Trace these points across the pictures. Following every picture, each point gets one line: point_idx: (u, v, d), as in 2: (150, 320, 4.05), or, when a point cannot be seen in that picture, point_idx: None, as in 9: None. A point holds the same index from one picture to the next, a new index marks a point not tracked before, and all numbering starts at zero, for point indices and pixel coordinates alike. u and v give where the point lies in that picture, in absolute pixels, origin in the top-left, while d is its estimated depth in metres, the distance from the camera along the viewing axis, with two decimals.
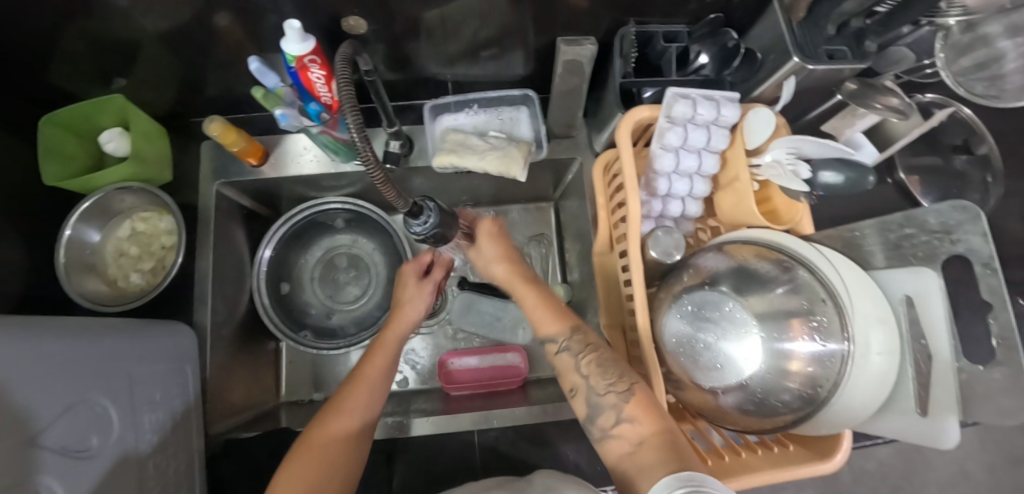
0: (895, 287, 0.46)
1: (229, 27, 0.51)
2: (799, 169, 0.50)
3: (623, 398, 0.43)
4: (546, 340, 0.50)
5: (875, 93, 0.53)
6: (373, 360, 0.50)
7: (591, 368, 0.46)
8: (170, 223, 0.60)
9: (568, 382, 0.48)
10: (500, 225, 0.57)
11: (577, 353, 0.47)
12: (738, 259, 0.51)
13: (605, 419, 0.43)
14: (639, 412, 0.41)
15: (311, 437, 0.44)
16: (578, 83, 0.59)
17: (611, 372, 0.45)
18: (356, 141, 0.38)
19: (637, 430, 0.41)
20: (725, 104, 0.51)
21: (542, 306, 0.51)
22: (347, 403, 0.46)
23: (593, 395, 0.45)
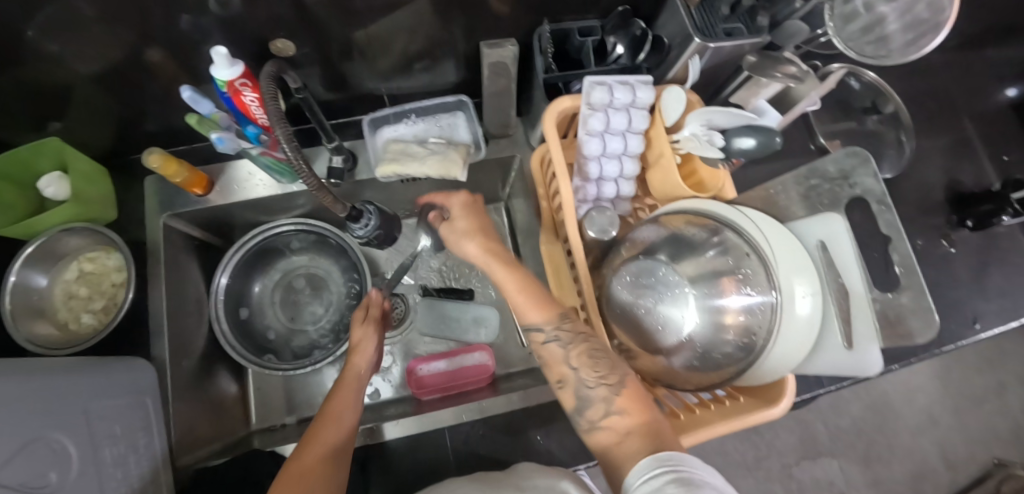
0: (808, 233, 0.49)
1: (161, 62, 0.53)
2: (713, 138, 0.53)
3: (614, 391, 0.44)
4: (530, 328, 0.48)
5: (774, 64, 0.57)
6: (341, 399, 0.52)
7: (581, 362, 0.46)
8: (119, 260, 0.60)
9: (556, 374, 0.47)
10: (475, 203, 0.57)
11: (567, 346, 0.46)
12: (671, 229, 0.54)
13: (594, 411, 0.44)
14: (629, 405, 0.43)
15: (286, 481, 0.42)
16: (506, 83, 0.63)
17: (601, 364, 0.45)
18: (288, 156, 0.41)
19: (626, 422, 0.42)
20: (640, 87, 0.55)
21: (529, 296, 0.48)
22: (319, 435, 0.47)
23: (583, 388, 0.45)
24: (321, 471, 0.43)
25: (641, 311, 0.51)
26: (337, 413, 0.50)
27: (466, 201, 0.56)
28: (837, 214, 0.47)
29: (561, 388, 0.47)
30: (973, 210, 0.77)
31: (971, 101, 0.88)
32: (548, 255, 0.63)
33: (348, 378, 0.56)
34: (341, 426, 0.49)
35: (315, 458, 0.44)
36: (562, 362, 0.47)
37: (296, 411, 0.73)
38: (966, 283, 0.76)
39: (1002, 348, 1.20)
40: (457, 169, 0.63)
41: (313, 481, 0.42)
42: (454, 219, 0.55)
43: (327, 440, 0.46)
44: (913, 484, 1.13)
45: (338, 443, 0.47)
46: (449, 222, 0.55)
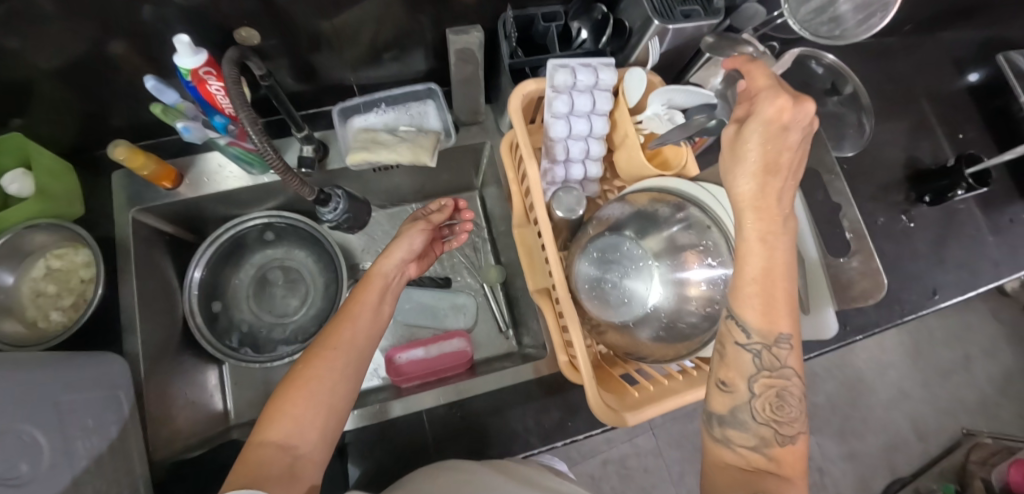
0: (762, 206, 0.52)
1: (125, 53, 0.53)
2: (673, 116, 0.56)
3: (778, 440, 0.41)
4: (738, 323, 0.41)
5: (732, 45, 0.59)
6: (361, 300, 0.54)
7: (764, 394, 0.42)
8: (88, 256, 0.60)
9: (725, 375, 0.43)
10: (799, 109, 0.34)
11: (762, 365, 0.41)
12: (637, 206, 0.55)
13: (743, 438, 0.42)
14: (783, 455, 0.41)
15: (302, 372, 0.45)
16: (473, 70, 0.64)
17: (787, 412, 0.41)
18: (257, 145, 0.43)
19: (773, 466, 0.40)
20: (603, 69, 0.56)
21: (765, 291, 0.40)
22: (337, 332, 0.50)
23: (744, 411, 0.42)
24: (336, 367, 0.47)
25: (608, 285, 0.53)
26: (355, 313, 0.52)
27: (775, 116, 0.34)
28: (789, 187, 0.49)
29: (722, 390, 0.43)
30: (930, 186, 0.80)
31: (926, 83, 0.91)
32: (520, 238, 0.65)
33: (373, 279, 0.56)
34: (357, 327, 0.51)
35: (331, 353, 0.47)
36: (745, 374, 0.42)
37: None
38: (923, 256, 0.80)
39: (966, 323, 1.25)
40: (428, 154, 0.64)
41: (323, 377, 0.45)
42: (753, 119, 0.35)
43: (344, 338, 0.49)
44: (886, 455, 1.17)
45: (354, 342, 0.50)
46: (749, 125, 0.35)
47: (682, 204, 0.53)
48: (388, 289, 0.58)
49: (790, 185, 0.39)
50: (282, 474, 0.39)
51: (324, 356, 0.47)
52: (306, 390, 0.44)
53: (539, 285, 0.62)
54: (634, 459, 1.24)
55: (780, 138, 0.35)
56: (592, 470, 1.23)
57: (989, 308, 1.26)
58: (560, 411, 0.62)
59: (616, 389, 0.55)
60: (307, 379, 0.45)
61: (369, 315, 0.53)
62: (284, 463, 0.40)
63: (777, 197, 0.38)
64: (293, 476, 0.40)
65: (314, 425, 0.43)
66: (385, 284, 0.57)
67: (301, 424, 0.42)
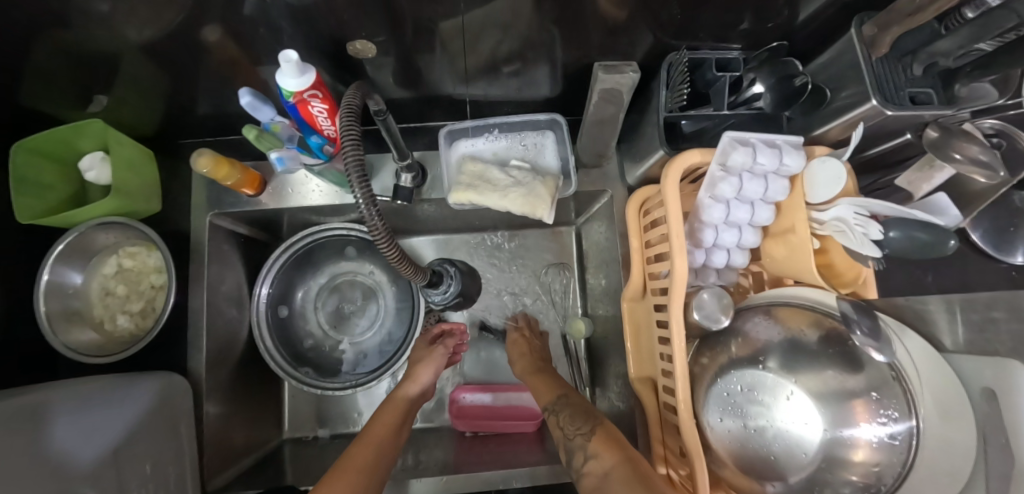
0: (971, 376, 0.41)
1: (220, 42, 0.45)
2: (871, 231, 0.43)
3: (587, 437, 0.45)
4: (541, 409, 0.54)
5: (953, 140, 0.45)
6: (381, 428, 0.49)
7: (570, 420, 0.48)
8: (160, 260, 0.55)
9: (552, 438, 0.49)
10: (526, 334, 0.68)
11: (552, 407, 0.52)
12: (792, 330, 0.45)
13: (578, 459, 0.44)
14: (602, 448, 0.42)
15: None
16: (614, 112, 0.53)
17: (581, 420, 0.47)
18: (354, 195, 0.32)
19: (603, 464, 0.41)
20: (788, 151, 0.45)
21: (540, 378, 0.58)
22: (353, 457, 0.44)
23: (569, 442, 0.46)
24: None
25: (751, 434, 0.42)
26: (376, 436, 0.48)
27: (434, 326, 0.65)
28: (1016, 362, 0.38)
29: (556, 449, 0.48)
30: None
31: None
32: (630, 313, 0.57)
33: (397, 399, 0.54)
34: (378, 450, 0.46)
35: (348, 476, 0.41)
36: (553, 425, 0.50)
37: (329, 425, 0.69)
38: None
39: None
40: (545, 208, 0.54)
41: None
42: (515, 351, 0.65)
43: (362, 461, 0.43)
44: None
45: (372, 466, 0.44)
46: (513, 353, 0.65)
47: (880, 338, 0.41)
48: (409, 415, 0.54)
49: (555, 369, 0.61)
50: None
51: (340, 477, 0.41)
52: None
53: (642, 372, 0.56)
54: None
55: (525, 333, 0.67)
56: None
57: None
58: None
59: None
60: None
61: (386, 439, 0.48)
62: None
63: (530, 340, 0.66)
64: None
65: None
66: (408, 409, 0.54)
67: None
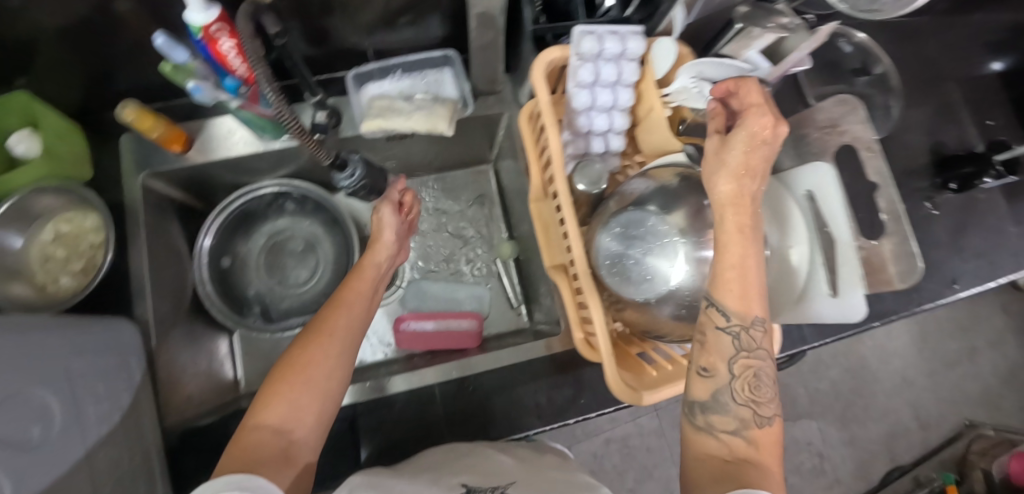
0: (797, 184, 0.50)
1: (131, 12, 0.50)
2: (704, 89, 0.54)
3: (760, 421, 0.38)
4: (715, 304, 0.39)
5: (768, 14, 0.56)
6: (355, 290, 0.51)
7: (745, 375, 0.39)
8: (97, 220, 0.59)
9: (705, 361, 0.40)
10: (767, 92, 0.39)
11: (742, 346, 0.39)
12: (660, 181, 0.53)
13: (722, 420, 0.38)
14: (761, 437, 0.38)
15: (295, 359, 0.43)
16: (494, 37, 0.60)
17: (763, 395, 0.39)
18: (272, 102, 0.40)
19: (751, 450, 0.37)
20: (631, 37, 0.54)
21: (746, 292, 0.38)
22: (330, 321, 0.47)
23: (725, 394, 0.39)
24: (325, 357, 0.44)
25: (630, 262, 0.49)
26: (348, 298, 0.50)
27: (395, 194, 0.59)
28: (824, 163, 0.47)
29: (702, 375, 0.40)
30: (956, 172, 0.78)
31: (962, 66, 0.87)
32: (537, 212, 0.63)
33: (365, 268, 0.54)
34: (352, 316, 0.49)
35: (325, 339, 0.45)
36: (724, 355, 0.39)
37: None
38: (942, 245, 0.78)
39: (979, 315, 1.24)
40: (444, 123, 0.62)
41: (319, 362, 0.43)
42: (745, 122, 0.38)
43: (336, 326, 0.47)
44: (885, 442, 1.18)
45: (346, 330, 0.47)
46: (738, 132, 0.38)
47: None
48: (381, 271, 0.56)
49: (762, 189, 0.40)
50: (279, 456, 0.38)
51: (318, 341, 0.44)
52: (235, 449, 0.38)
53: (556, 263, 0.61)
54: (636, 438, 1.25)
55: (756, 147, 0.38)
56: (594, 448, 1.25)
57: (1001, 298, 1.25)
58: (573, 389, 0.62)
59: (634, 368, 0.54)
60: (303, 364, 0.43)
61: (363, 306, 0.51)
62: (279, 447, 0.39)
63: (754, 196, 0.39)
64: (295, 450, 0.40)
65: (271, 475, 0.36)
66: (377, 275, 0.55)
67: (299, 405, 0.41)
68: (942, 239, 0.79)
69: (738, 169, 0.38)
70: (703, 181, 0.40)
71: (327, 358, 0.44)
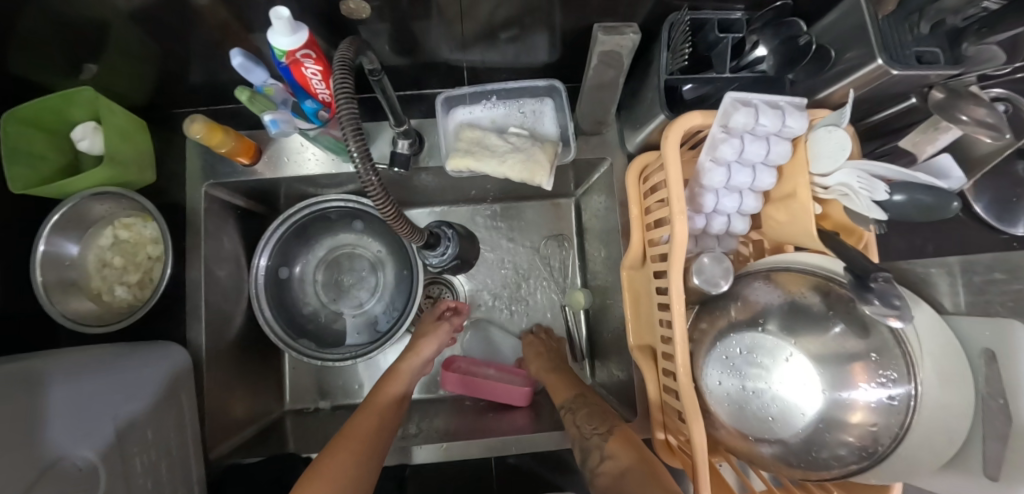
0: (971, 339, 0.41)
1: (210, 8, 0.43)
2: (875, 193, 0.42)
3: (604, 438, 0.48)
4: (556, 406, 0.59)
5: (963, 103, 0.44)
6: (387, 392, 0.55)
7: (581, 419, 0.52)
8: (156, 230, 0.55)
9: (568, 432, 0.53)
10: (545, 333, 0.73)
11: (568, 403, 0.56)
12: (791, 294, 0.45)
13: (592, 457, 0.47)
14: (619, 450, 0.46)
15: (320, 466, 0.44)
16: (614, 76, 0.52)
17: (598, 420, 0.51)
18: (357, 166, 0.31)
19: (617, 463, 0.45)
20: (792, 113, 0.44)
21: (553, 378, 0.62)
22: (358, 426, 0.49)
23: (585, 440, 0.50)
24: (352, 463, 0.44)
25: (749, 394, 0.43)
26: (381, 407, 0.53)
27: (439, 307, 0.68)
28: (1022, 325, 0.38)
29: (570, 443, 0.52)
30: None
31: None
32: (629, 281, 0.58)
33: (399, 372, 0.59)
34: (382, 421, 0.51)
35: (353, 444, 0.46)
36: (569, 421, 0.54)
37: (331, 396, 0.70)
38: None
39: None
40: (543, 174, 0.54)
41: (343, 473, 0.43)
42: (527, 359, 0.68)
43: (365, 430, 0.49)
44: None
45: (375, 435, 0.49)
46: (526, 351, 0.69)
47: (907, 309, 0.38)
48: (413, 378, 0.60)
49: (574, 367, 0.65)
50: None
51: (344, 448, 0.45)
52: None
53: (642, 341, 0.57)
54: None
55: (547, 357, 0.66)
56: None
57: None
58: None
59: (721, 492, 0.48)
60: (326, 471, 0.43)
61: (393, 410, 0.53)
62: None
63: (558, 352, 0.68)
64: None
65: None
66: (409, 378, 0.59)
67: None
68: None
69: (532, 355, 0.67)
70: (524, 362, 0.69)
71: (348, 468, 0.44)
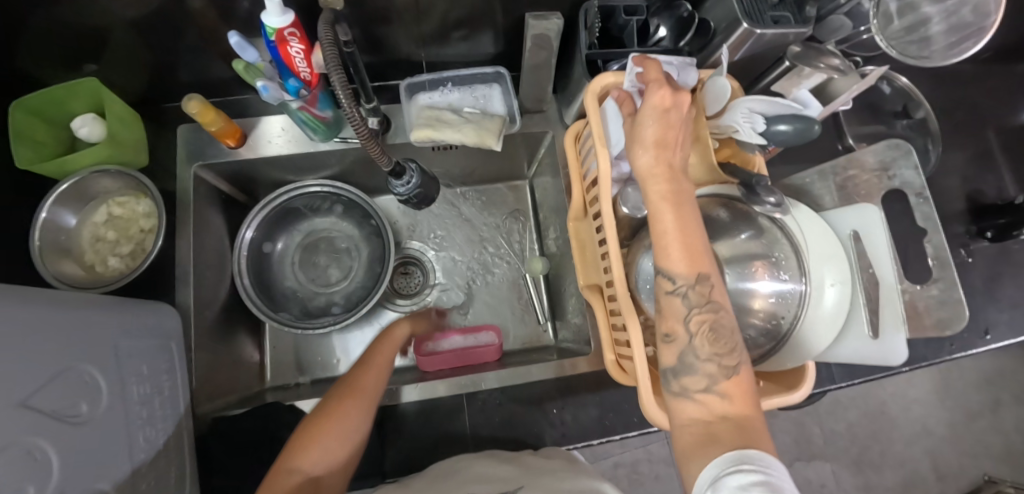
0: (841, 224, 0.50)
1: (204, 8, 0.52)
2: (755, 124, 0.52)
3: (727, 374, 0.37)
4: (661, 273, 0.38)
5: (818, 55, 0.57)
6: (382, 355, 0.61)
7: (701, 330, 0.38)
8: (149, 206, 0.60)
9: (666, 324, 0.39)
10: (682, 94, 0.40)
11: (692, 305, 0.38)
12: (702, 211, 0.53)
13: (693, 381, 0.38)
14: (734, 391, 0.37)
15: (331, 410, 0.52)
16: (546, 57, 0.62)
17: (723, 343, 0.38)
18: (345, 110, 0.41)
19: (726, 406, 0.36)
20: (685, 68, 0.55)
21: (682, 242, 0.38)
22: (360, 381, 0.56)
23: (690, 355, 0.38)
24: (352, 415, 0.52)
25: None
26: (376, 365, 0.59)
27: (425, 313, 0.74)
28: (873, 206, 0.48)
29: (665, 342, 0.39)
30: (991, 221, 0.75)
31: (1002, 112, 0.86)
32: (575, 231, 0.65)
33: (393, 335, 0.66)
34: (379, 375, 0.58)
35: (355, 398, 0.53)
36: (680, 317, 0.38)
37: (310, 371, 0.73)
38: (976, 293, 0.76)
39: (1002, 368, 1.20)
40: (492, 138, 0.64)
41: (352, 421, 0.52)
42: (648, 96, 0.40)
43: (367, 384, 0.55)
44: (901, 492, 1.15)
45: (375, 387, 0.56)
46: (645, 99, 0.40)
47: (785, 204, 0.49)
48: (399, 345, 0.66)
49: (686, 158, 0.42)
50: None
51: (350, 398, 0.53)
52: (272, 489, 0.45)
53: (590, 281, 0.63)
54: (646, 465, 1.23)
55: (667, 118, 0.40)
56: (603, 470, 1.24)
57: None
58: (598, 409, 0.63)
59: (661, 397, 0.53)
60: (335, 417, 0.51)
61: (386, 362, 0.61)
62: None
63: (680, 169, 0.41)
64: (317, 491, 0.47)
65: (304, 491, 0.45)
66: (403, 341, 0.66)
67: (330, 455, 0.49)
68: (991, 286, 0.76)
69: (651, 143, 0.40)
70: (626, 151, 0.41)
71: (357, 416, 0.52)
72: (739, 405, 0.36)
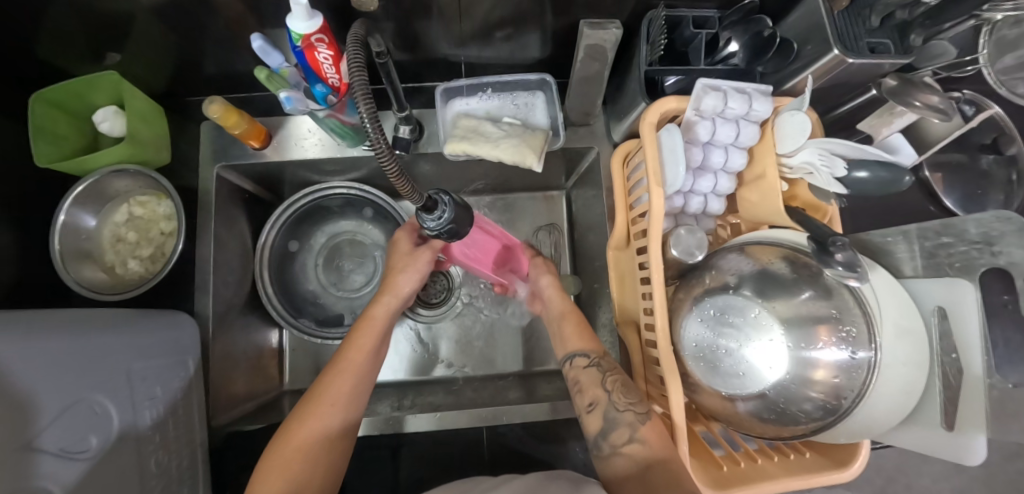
0: (924, 298, 0.45)
1: (228, 3, 0.47)
2: (835, 169, 0.45)
3: (641, 419, 0.46)
4: (574, 354, 0.54)
5: (916, 89, 0.49)
6: (355, 348, 0.52)
7: (615, 387, 0.50)
8: (170, 208, 0.58)
9: (588, 393, 0.50)
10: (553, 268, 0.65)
11: (604, 370, 0.52)
12: (761, 263, 0.48)
13: (618, 435, 0.46)
14: (651, 436, 0.45)
15: (295, 423, 0.46)
16: (599, 69, 0.56)
17: (633, 393, 0.49)
18: (366, 126, 0.31)
19: (646, 451, 0.44)
20: (758, 97, 0.49)
21: (576, 329, 0.57)
22: (324, 393, 0.48)
23: (612, 411, 0.48)
24: (320, 425, 0.46)
25: (720, 351, 0.47)
26: (352, 362, 0.51)
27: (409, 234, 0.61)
28: (968, 282, 0.41)
29: (590, 411, 0.49)
30: None
31: None
32: (614, 261, 0.61)
33: (369, 324, 0.55)
34: (355, 379, 0.50)
35: (324, 410, 0.47)
36: (598, 387, 0.50)
37: None
38: None
39: None
40: (533, 157, 0.58)
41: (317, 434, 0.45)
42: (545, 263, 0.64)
43: (337, 395, 0.48)
44: None
45: (349, 395, 0.49)
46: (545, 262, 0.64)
47: (861, 269, 0.41)
48: (386, 326, 0.56)
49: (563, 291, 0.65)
50: None
51: (316, 413, 0.46)
52: None
53: (626, 317, 0.61)
54: None
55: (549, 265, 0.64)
56: None
57: None
58: None
59: (698, 453, 0.51)
60: (299, 436, 0.45)
61: (366, 351, 0.53)
62: None
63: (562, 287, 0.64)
64: None
65: None
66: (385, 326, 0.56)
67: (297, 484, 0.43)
68: None
69: (542, 268, 0.64)
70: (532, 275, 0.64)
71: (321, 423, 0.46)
72: (658, 445, 0.44)
